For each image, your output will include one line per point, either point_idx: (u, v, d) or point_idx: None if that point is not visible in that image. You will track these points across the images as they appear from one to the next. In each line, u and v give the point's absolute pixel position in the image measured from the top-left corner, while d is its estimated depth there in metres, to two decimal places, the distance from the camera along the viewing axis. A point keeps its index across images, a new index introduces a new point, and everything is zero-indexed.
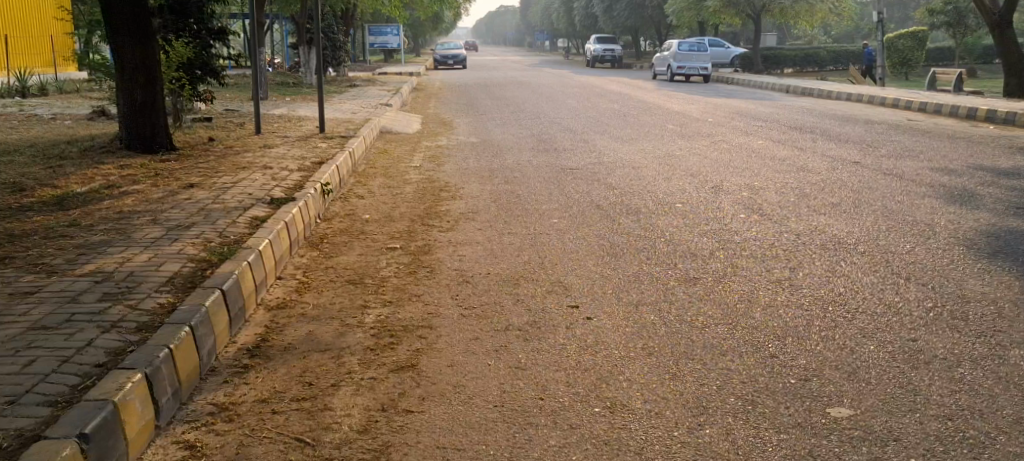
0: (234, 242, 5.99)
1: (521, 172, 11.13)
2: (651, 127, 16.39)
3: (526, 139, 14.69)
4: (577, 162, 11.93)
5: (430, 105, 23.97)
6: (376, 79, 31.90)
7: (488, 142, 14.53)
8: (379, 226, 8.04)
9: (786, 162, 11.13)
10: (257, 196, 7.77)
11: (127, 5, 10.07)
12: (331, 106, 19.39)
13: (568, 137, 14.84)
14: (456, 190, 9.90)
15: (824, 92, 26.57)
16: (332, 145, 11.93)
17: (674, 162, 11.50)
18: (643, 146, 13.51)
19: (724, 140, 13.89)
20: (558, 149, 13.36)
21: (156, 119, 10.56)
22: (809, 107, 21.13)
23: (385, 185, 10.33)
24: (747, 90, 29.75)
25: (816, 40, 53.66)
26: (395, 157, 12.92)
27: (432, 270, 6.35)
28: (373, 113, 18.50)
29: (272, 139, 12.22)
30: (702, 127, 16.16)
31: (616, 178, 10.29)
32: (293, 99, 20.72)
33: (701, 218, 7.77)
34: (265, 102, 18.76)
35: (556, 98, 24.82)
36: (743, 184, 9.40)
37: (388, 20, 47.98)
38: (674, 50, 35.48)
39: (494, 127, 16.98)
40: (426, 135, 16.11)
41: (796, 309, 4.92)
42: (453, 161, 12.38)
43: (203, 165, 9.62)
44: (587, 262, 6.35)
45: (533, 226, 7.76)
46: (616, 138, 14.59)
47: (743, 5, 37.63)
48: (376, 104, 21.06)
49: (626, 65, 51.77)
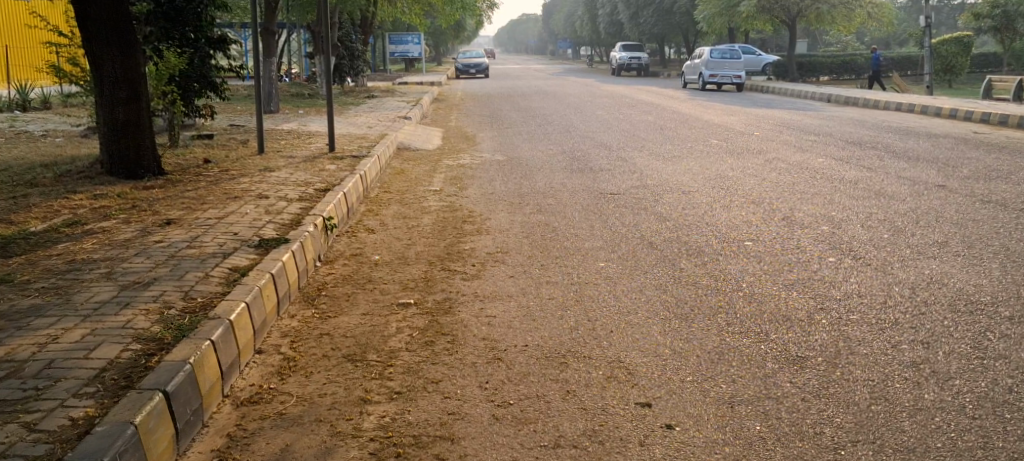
0: (201, 309, 4.67)
1: (557, 197, 9.85)
2: (693, 142, 15.09)
3: (558, 156, 13.42)
4: (617, 184, 10.66)
5: (452, 117, 22.70)
6: (396, 90, 30.66)
7: (516, 160, 13.25)
8: (391, 271, 6.72)
9: (857, 186, 9.85)
10: (242, 236, 6.46)
11: (105, 8, 8.77)
12: (345, 120, 18.14)
13: (604, 154, 13.57)
14: (482, 220, 8.60)
15: (870, 101, 25.17)
16: (343, 167, 10.67)
17: (728, 185, 10.23)
18: (688, 165, 12.22)
19: (778, 158, 12.60)
20: (595, 168, 12.08)
21: (142, 139, 9.26)
22: (859, 118, 19.82)
23: (399, 214, 9.02)
24: (784, 100, 28.34)
25: (848, 46, 52.11)
26: (413, 179, 11.65)
27: (454, 339, 5.02)
28: (391, 127, 17.26)
29: (276, 160, 10.96)
30: (749, 141, 14.84)
31: (666, 206, 9.02)
32: (306, 112, 19.47)
33: (777, 261, 6.48)
34: (275, 117, 17.55)
35: (584, 109, 23.52)
36: (820, 216, 8.12)
37: (408, 29, 46.77)
38: (705, 58, 34.07)
39: (521, 142, 15.69)
40: (448, 152, 14.85)
41: (963, 418, 3.83)
42: (478, 183, 11.11)
43: (189, 193, 8.34)
44: (650, 328, 5.02)
45: (575, 272, 6.46)
46: (658, 155, 13.32)
47: (777, 11, 36.14)
48: (395, 117, 19.80)
49: (653, 74, 50.40)
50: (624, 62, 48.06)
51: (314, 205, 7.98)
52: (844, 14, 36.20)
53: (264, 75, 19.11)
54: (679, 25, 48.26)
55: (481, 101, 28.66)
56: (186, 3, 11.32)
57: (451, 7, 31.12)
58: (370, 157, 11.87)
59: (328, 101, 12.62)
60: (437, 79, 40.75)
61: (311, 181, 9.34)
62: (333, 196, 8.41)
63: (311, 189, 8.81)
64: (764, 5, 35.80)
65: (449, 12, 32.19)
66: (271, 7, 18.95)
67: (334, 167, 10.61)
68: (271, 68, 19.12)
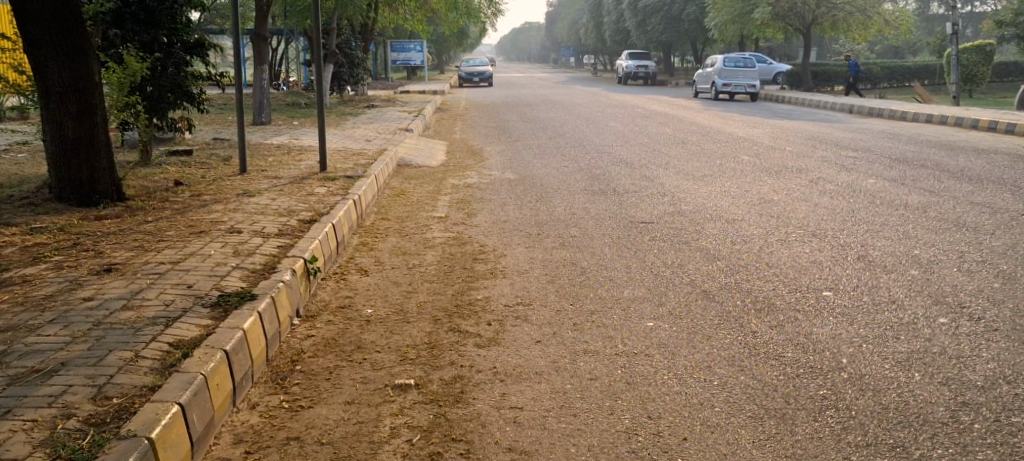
0: (111, 419, 3.63)
1: (581, 225, 8.54)
2: (722, 158, 13.75)
3: (577, 175, 12.09)
4: (646, 209, 9.33)
5: (455, 128, 21.35)
6: (397, 99, 29.33)
7: (530, 180, 11.92)
8: (385, 332, 5.33)
9: (928, 213, 8.51)
10: (199, 289, 5.14)
11: (49, 6, 7.45)
12: (342, 132, 16.77)
13: (626, 173, 12.24)
14: (497, 258, 7.28)
15: (895, 112, 23.84)
16: (335, 190, 9.35)
17: (777, 212, 8.91)
18: (724, 185, 10.89)
19: (823, 177, 11.26)
20: (620, 190, 10.74)
21: (96, 159, 7.90)
22: (893, 131, 18.42)
23: (397, 249, 7.66)
24: (805, 110, 26.98)
25: (861, 55, 50.69)
26: (415, 202, 10.33)
27: (468, 448, 3.86)
28: (391, 140, 15.90)
29: (260, 182, 9.64)
30: (783, 158, 13.50)
31: (713, 239, 7.70)
32: (299, 123, 18.09)
33: (874, 322, 5.14)
34: (265, 130, 16.21)
35: (595, 119, 22.18)
36: (901, 255, 6.78)
37: (410, 36, 45.41)
38: (718, 67, 32.69)
39: (531, 158, 14.36)
40: (453, 169, 13.54)
41: None
42: (489, 207, 9.77)
43: (147, 226, 7.00)
44: (737, 434, 3.91)
45: (618, 336, 5.09)
46: (686, 174, 12.00)
47: (792, 18, 34.75)
48: (395, 128, 18.43)
49: (660, 83, 49.01)
50: (631, 70, 46.65)
51: (295, 243, 6.60)
52: (862, 22, 34.80)
53: (256, 85, 17.79)
54: (688, 34, 46.88)
55: (486, 111, 27.31)
56: (158, 2, 10.32)
57: (455, 13, 29.85)
58: (367, 176, 10.55)
59: (320, 105, 11.24)
60: (440, 87, 39.35)
61: (294, 209, 7.98)
62: (320, 230, 7.05)
63: (292, 220, 7.46)
64: (779, 12, 34.40)
65: (453, 18, 30.93)
66: (263, 11, 17.61)
67: (325, 190, 9.28)
68: (264, 77, 17.79)
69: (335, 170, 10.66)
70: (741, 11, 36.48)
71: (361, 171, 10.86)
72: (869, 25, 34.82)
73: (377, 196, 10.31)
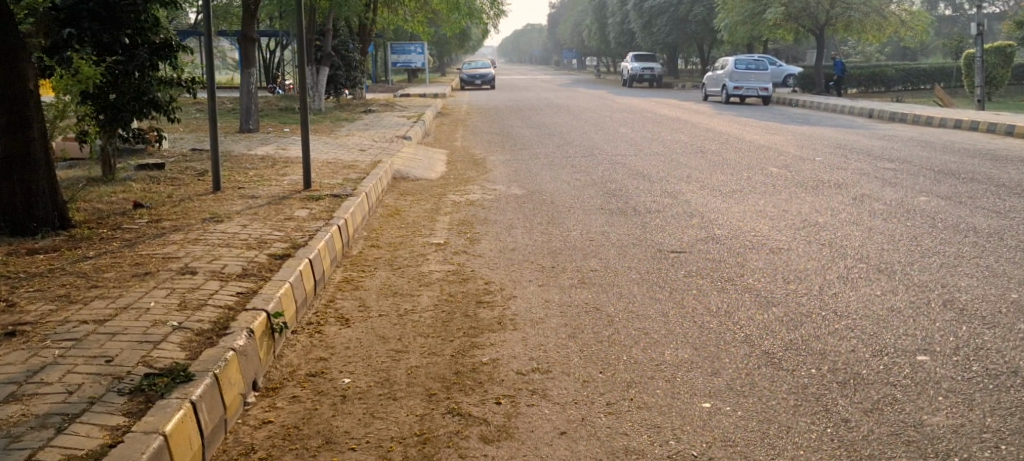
0: None
1: (601, 256, 7.37)
2: (747, 169, 12.59)
3: (591, 191, 10.93)
4: (675, 235, 8.15)
5: (456, 135, 20.21)
6: (396, 103, 28.17)
7: (539, 196, 10.76)
8: (364, 419, 4.13)
9: (1005, 242, 7.33)
10: (122, 362, 4.08)
11: None
12: (334, 141, 15.62)
13: (644, 188, 11.08)
14: (505, 301, 6.10)
15: (919, 118, 22.63)
16: (318, 211, 8.16)
17: (826, 238, 7.74)
18: (757, 203, 9.73)
19: (867, 194, 10.09)
20: (640, 209, 9.57)
21: (34, 180, 6.70)
22: (923, 138, 17.22)
23: (387, 289, 6.44)
24: (822, 115, 25.80)
25: (873, 58, 49.46)
26: (411, 224, 9.15)
27: None
28: (387, 150, 14.74)
29: (233, 202, 8.45)
30: (815, 170, 12.33)
31: (761, 275, 6.53)
32: (290, 131, 16.92)
33: (1000, 408, 4.02)
34: (251, 138, 15.05)
35: (605, 125, 20.98)
36: (998, 300, 5.62)
37: (410, 37, 44.23)
38: (729, 69, 31.49)
39: (537, 170, 13.21)
40: (455, 182, 12.39)
41: None
42: (494, 232, 8.59)
43: (84, 264, 5.81)
44: None
45: (669, 431, 3.95)
46: (711, 189, 10.83)
47: (805, 19, 33.48)
48: (392, 136, 17.27)
49: (667, 85, 47.82)
50: (636, 73, 45.45)
51: (259, 288, 5.40)
52: (877, 23, 33.58)
53: (242, 90, 16.63)
54: (696, 35, 45.67)
55: (488, 116, 26.14)
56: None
57: (456, 14, 28.68)
58: (358, 193, 9.37)
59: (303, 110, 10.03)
60: (441, 90, 38.16)
61: (266, 239, 6.78)
62: (292, 269, 5.86)
63: (262, 253, 6.29)
64: (792, 12, 33.17)
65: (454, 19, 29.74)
66: (250, 10, 16.41)
67: (307, 212, 8.09)
68: (250, 81, 16.63)
69: (321, 187, 9.50)
70: (753, 11, 35.26)
71: (350, 188, 9.70)
72: (883, 26, 33.59)
73: (366, 218, 9.11)
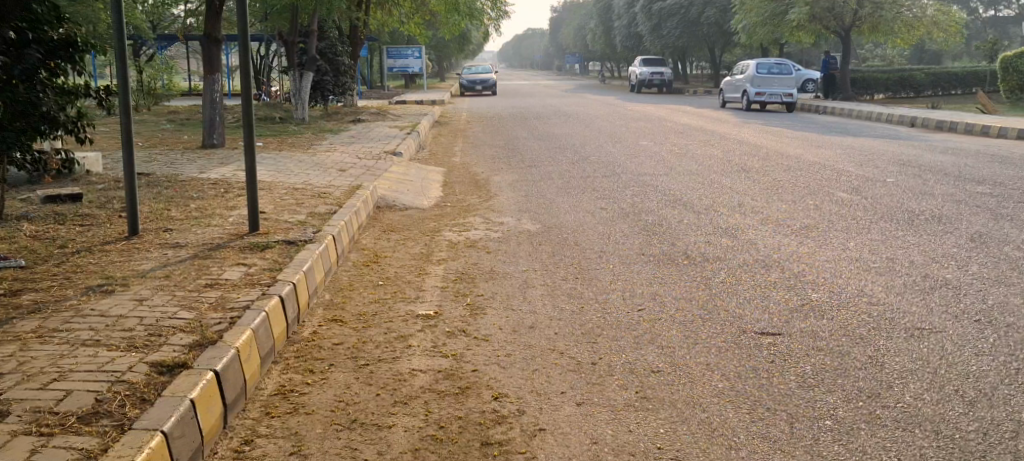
0: None
1: (663, 344, 5.12)
2: (809, 196, 10.35)
3: (624, 230, 8.68)
4: (757, 302, 5.90)
5: (456, 148, 17.98)
6: (390, 112, 25.93)
7: (560, 235, 8.50)
8: None
9: None
10: None
11: None
12: (312, 158, 13.38)
13: (690, 225, 8.85)
14: (527, 441, 3.91)
15: (970, 128, 20.35)
16: (259, 270, 5.89)
17: (976, 312, 5.49)
18: (843, 247, 7.48)
19: (986, 233, 7.83)
20: (696, 257, 7.31)
21: None
22: (992, 152, 14.95)
23: (340, 415, 4.18)
24: (857, 123, 23.56)
25: (893, 61, 47.01)
26: (393, 279, 6.88)
27: None
28: (372, 169, 12.50)
29: (145, 256, 6.16)
30: (892, 196, 10.08)
31: (919, 387, 4.29)
32: (262, 147, 14.68)
33: None
34: (210, 155, 12.80)
35: (620, 136, 18.77)
36: None
37: (407, 42, 41.91)
38: (749, 74, 29.22)
39: (551, 196, 10.97)
40: (453, 211, 10.18)
41: None
42: (503, 295, 6.32)
43: None
44: None
45: None
46: (777, 224, 8.62)
47: (830, 19, 31.26)
48: (380, 150, 15.06)
49: (677, 90, 45.48)
50: (645, 78, 43.11)
51: (103, 450, 3.40)
52: (907, 24, 31.28)
53: (205, 98, 14.28)
54: (708, 38, 43.30)
55: (490, 125, 23.90)
56: None
57: (457, 16, 26.34)
58: (324, 237, 7.12)
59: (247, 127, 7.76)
60: (439, 97, 35.90)
61: (156, 323, 4.56)
62: (176, 401, 3.65)
63: (131, 351, 4.13)
64: (816, 13, 30.87)
65: (454, 21, 27.49)
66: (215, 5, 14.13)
67: (244, 272, 5.80)
68: (215, 88, 14.28)
69: (275, 230, 7.23)
70: (773, 12, 32.85)
71: (313, 228, 7.43)
72: (913, 28, 31.35)
73: (330, 273, 6.84)
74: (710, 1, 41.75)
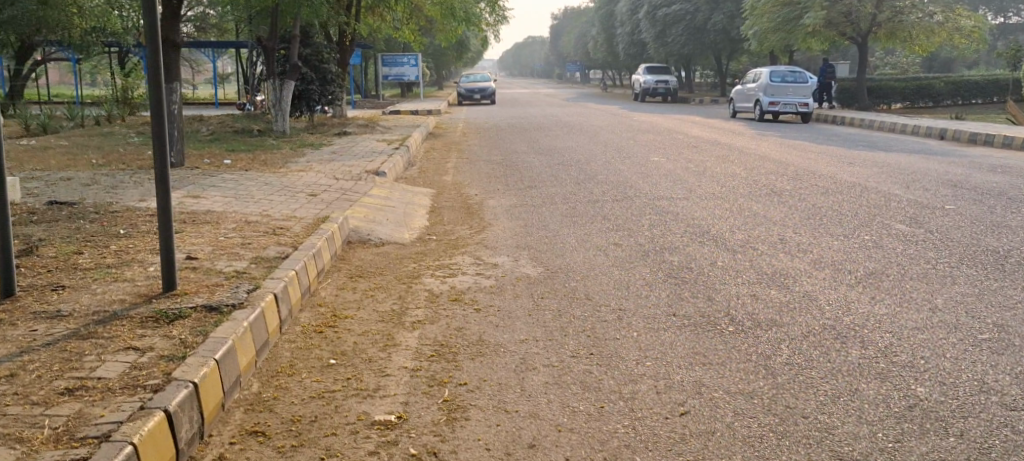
0: None
1: None
2: (862, 229, 8.74)
3: (648, 277, 7.06)
4: (849, 407, 4.32)
5: (449, 164, 16.40)
6: (382, 123, 24.37)
7: (567, 286, 6.87)
8: None
9: None
10: None
11: None
12: (282, 179, 11.77)
13: (726, 270, 7.26)
14: None
15: (1008, 142, 18.77)
16: (155, 356, 4.31)
17: None
18: (931, 306, 5.87)
19: None
20: (743, 321, 5.68)
21: None
22: None
23: None
24: (884, 135, 21.94)
25: (905, 70, 45.43)
26: (350, 353, 5.25)
27: None
28: (349, 194, 10.90)
29: (3, 337, 4.53)
30: (963, 229, 8.49)
31: None
32: (227, 167, 13.04)
33: None
34: (165, 177, 11.17)
35: (627, 150, 17.23)
36: None
37: (402, 49, 40.24)
38: (762, 82, 27.61)
39: (555, 226, 9.37)
40: (440, 248, 8.58)
41: None
42: (495, 383, 4.69)
43: None
44: None
45: None
46: (835, 273, 7.01)
47: (846, 25, 29.81)
48: (362, 168, 13.45)
49: (682, 100, 43.83)
50: (649, 86, 41.51)
51: None
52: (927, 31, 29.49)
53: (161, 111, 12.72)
54: (714, 45, 41.66)
55: (487, 137, 22.31)
56: None
57: (452, 21, 24.68)
58: (261, 299, 5.44)
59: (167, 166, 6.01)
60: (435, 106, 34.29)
61: None
62: None
63: None
64: (832, 17, 29.33)
65: (450, 28, 25.88)
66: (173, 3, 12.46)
67: (129, 362, 4.24)
68: (173, 98, 12.65)
69: (201, 287, 5.60)
70: (786, 16, 31.06)
71: (249, 283, 5.74)
72: (934, 35, 29.45)
73: (266, 350, 5.19)
74: (717, 7, 40.16)
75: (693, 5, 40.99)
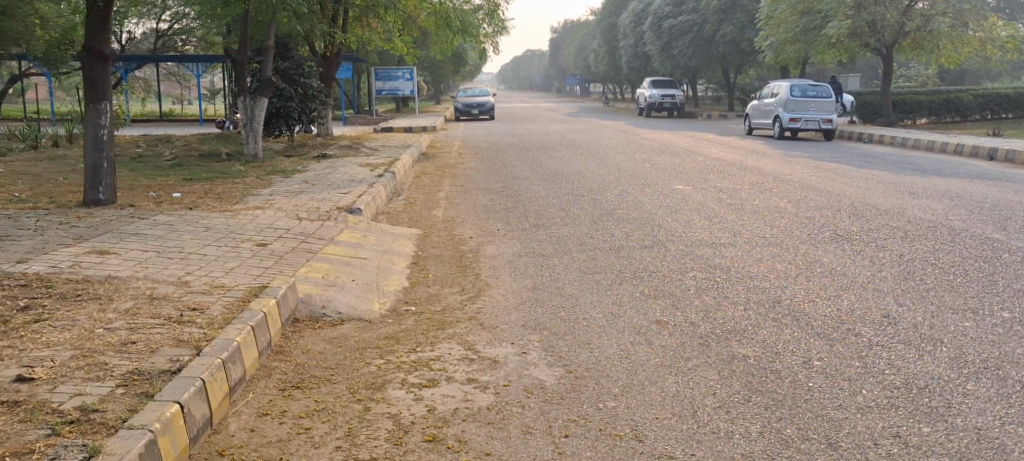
0: None
1: None
2: (991, 300, 6.43)
3: (719, 391, 4.82)
4: None
5: (438, 194, 14.10)
6: (367, 142, 22.09)
7: (603, 409, 4.68)
8: None
9: None
10: None
11: None
12: (228, 221, 9.48)
13: (834, 377, 4.94)
14: None
15: None
16: None
17: None
18: None
19: None
20: None
21: None
22: None
23: None
24: (922, 156, 19.67)
25: (924, 81, 42.97)
26: None
27: None
28: (308, 241, 8.65)
29: None
30: None
31: None
32: (167, 203, 10.74)
33: None
34: (81, 222, 8.90)
35: (642, 177, 14.90)
36: None
37: (396, 62, 37.93)
38: (782, 96, 25.26)
39: (571, 292, 7.09)
40: (416, 328, 6.24)
41: None
42: None
43: None
44: None
45: None
46: (997, 390, 4.74)
47: (869, 35, 27.45)
48: (331, 203, 11.16)
49: (690, 115, 41.54)
50: (655, 100, 39.21)
51: None
52: (957, 42, 27.17)
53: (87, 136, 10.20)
54: (723, 57, 39.29)
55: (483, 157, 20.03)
56: None
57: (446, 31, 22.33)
58: None
59: None
60: (429, 122, 32.00)
61: None
62: None
63: None
64: (856, 26, 26.93)
65: (442, 39, 23.52)
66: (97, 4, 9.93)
67: None
68: (101, 122, 10.14)
69: None
70: (805, 25, 28.74)
71: (80, 446, 3.96)
72: (964, 44, 27.08)
73: None
74: (725, 17, 37.80)
75: (701, 16, 38.65)
